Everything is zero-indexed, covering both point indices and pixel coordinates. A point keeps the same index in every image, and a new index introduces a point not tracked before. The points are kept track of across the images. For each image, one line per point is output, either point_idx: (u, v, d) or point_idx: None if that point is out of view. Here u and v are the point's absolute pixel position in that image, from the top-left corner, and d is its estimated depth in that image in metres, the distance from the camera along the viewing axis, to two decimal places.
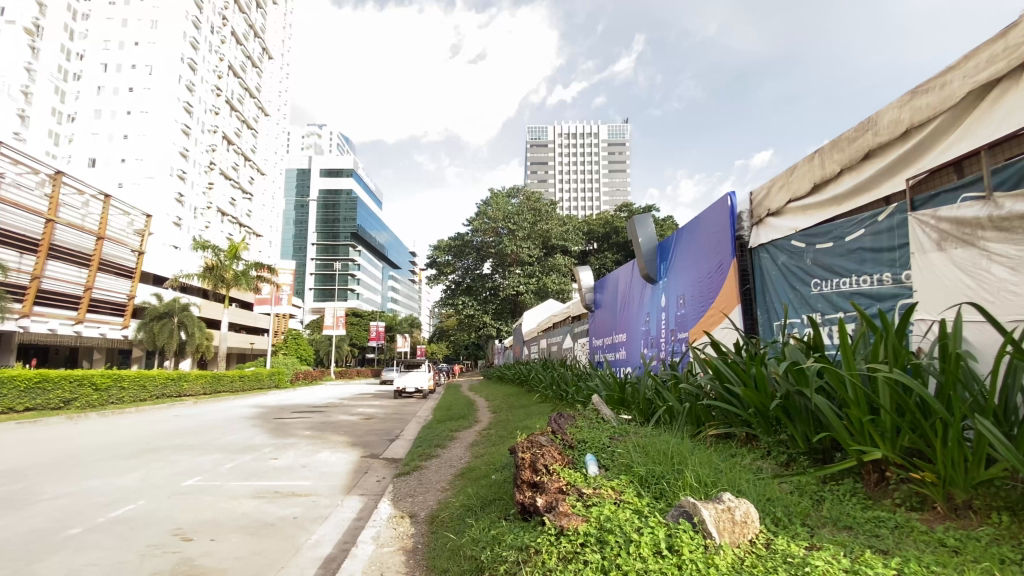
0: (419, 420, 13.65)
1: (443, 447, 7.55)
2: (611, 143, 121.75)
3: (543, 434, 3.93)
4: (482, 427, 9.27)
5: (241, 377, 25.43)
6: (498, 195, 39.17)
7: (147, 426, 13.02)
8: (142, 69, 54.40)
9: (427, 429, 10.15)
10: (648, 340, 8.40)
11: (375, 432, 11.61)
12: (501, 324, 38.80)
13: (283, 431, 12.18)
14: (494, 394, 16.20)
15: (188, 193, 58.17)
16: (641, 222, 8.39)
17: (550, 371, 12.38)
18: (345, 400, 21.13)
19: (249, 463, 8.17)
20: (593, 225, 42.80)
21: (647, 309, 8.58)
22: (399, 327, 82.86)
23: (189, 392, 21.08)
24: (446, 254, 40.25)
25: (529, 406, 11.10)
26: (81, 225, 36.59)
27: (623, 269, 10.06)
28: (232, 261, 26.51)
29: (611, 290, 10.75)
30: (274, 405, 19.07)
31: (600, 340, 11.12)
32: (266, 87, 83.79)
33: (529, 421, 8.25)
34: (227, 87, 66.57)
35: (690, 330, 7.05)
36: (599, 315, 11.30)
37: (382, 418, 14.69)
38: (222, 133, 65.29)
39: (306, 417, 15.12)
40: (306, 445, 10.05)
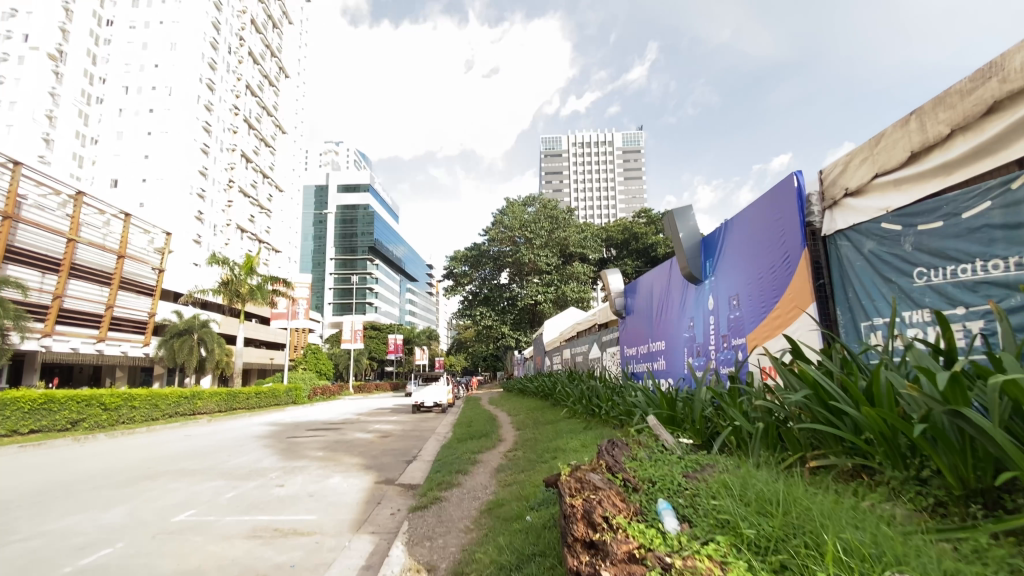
0: (438, 437, 12.79)
1: (466, 473, 6.65)
2: (626, 151, 120.96)
3: (596, 469, 3.06)
4: (508, 447, 8.36)
5: (258, 394, 24.87)
6: (513, 203, 38.44)
7: (153, 448, 12.36)
8: (161, 90, 55.19)
9: (447, 449, 9.28)
10: (693, 347, 7.47)
11: (392, 453, 10.76)
12: (520, 335, 37.88)
13: (294, 452, 11.40)
14: (517, 408, 15.28)
15: (208, 211, 58.76)
16: (681, 215, 7.46)
17: (578, 384, 11.43)
18: (362, 416, 20.40)
19: (252, 493, 7.35)
20: (611, 232, 41.79)
21: (690, 313, 7.64)
22: (417, 339, 82.43)
23: (203, 411, 20.51)
24: (462, 265, 39.56)
25: (558, 422, 10.16)
26: (101, 243, 36.84)
27: (657, 270, 9.12)
28: (247, 275, 26.05)
29: (644, 293, 9.82)
30: (289, 422, 18.36)
31: (632, 348, 10.17)
32: (283, 105, 84.99)
33: (561, 443, 7.31)
34: (245, 105, 67.51)
35: (748, 335, 6.12)
36: (630, 322, 10.38)
37: (399, 436, 13.83)
38: (241, 151, 65.91)
39: (320, 435, 14.36)
40: (318, 469, 9.23)
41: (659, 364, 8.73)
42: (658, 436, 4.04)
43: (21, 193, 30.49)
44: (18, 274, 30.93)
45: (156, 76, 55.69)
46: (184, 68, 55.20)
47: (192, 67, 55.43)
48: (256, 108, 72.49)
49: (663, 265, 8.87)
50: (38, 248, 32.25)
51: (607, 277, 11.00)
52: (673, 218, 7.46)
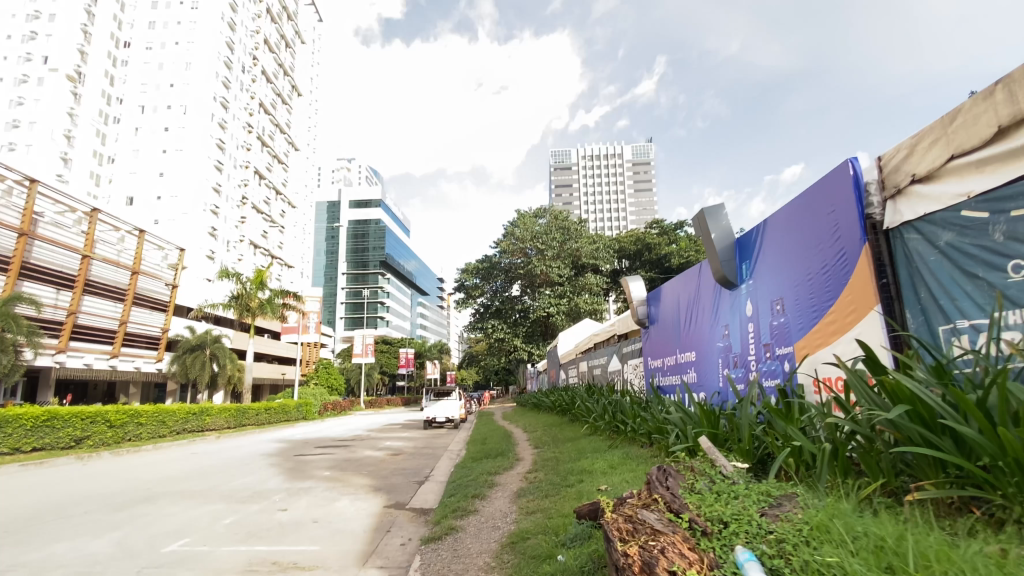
0: (451, 455, 12.22)
1: (483, 498, 6.04)
2: (636, 162, 120.53)
3: (649, 506, 2.53)
4: (528, 467, 7.73)
5: (267, 409, 24.44)
6: (524, 215, 38.02)
7: (156, 467, 11.88)
8: (176, 109, 55.93)
9: (461, 469, 8.70)
10: (729, 358, 6.86)
11: (403, 472, 10.16)
12: (533, 348, 37.23)
13: (301, 471, 10.83)
14: (532, 424, 14.63)
15: (222, 227, 59.15)
16: (714, 214, 6.89)
17: (599, 399, 10.81)
18: (373, 432, 19.86)
19: (252, 518, 6.79)
20: (624, 243, 41.11)
21: (725, 319, 7.04)
22: (429, 353, 81.94)
23: (212, 427, 20.12)
24: (474, 277, 39.12)
25: (579, 440, 9.52)
26: (116, 260, 37.02)
27: (685, 274, 8.53)
28: (258, 289, 25.70)
29: (670, 300, 9.23)
30: (298, 439, 17.86)
31: (657, 360, 9.56)
32: (296, 123, 85.93)
33: (587, 465, 6.69)
34: (258, 123, 68.30)
35: (796, 343, 5.50)
36: (654, 332, 9.78)
37: (410, 454, 13.23)
38: (254, 168, 66.51)
39: (329, 453, 13.84)
40: (325, 491, 8.66)
41: (688, 377, 8.12)
42: (714, 460, 3.49)
43: (37, 211, 30.69)
44: (32, 291, 30.94)
45: (171, 95, 56.48)
46: (199, 86, 55.93)
47: (206, 85, 56.17)
48: (270, 125, 73.31)
49: (691, 270, 8.29)
50: (52, 265, 32.35)
51: (628, 283, 10.35)
52: (705, 218, 6.90)
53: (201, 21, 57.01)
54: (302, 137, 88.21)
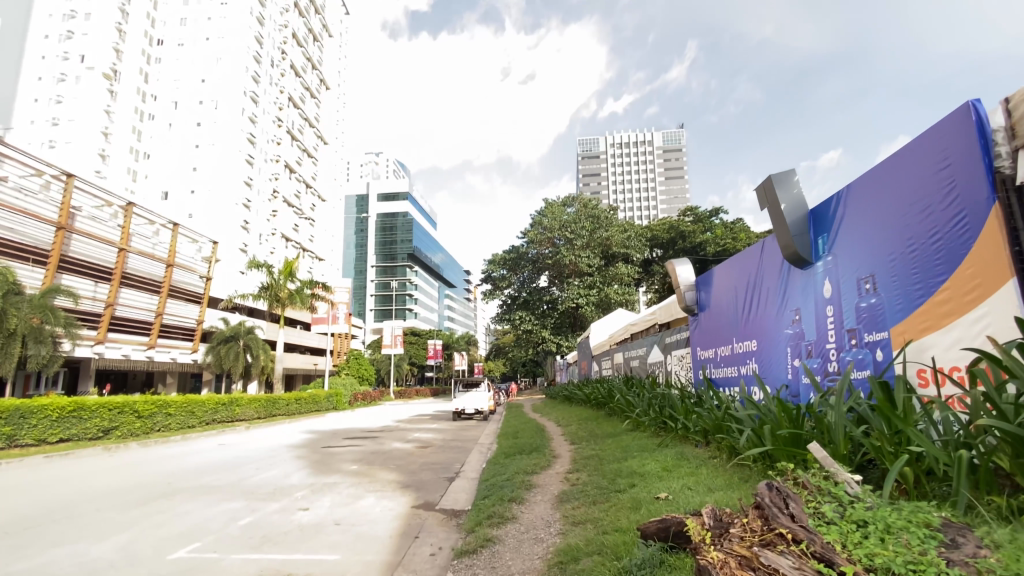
0: (482, 449, 11.68)
1: (522, 503, 5.36)
2: (666, 150, 117.50)
3: (787, 553, 1.97)
4: (568, 466, 7.03)
5: (298, 400, 24.40)
6: (552, 204, 37.15)
7: (182, 459, 11.66)
8: (208, 104, 56.71)
9: (494, 466, 8.09)
10: (801, 345, 6.03)
11: (432, 468, 9.60)
12: (562, 340, 36.48)
13: (326, 465, 10.39)
14: (566, 418, 13.93)
15: (253, 220, 59.98)
16: (783, 182, 6.08)
17: (642, 392, 10.06)
18: (402, 423, 19.52)
19: (270, 519, 6.28)
20: (656, 232, 39.76)
21: (795, 302, 6.20)
22: (456, 344, 81.93)
23: (242, 417, 20.09)
24: (501, 268, 38.46)
25: (621, 437, 8.76)
26: (151, 253, 37.73)
27: (744, 255, 7.72)
28: (286, 280, 25.50)
29: (724, 285, 8.44)
30: (327, 430, 17.62)
31: (708, 350, 8.75)
32: (324, 116, 86.54)
33: (640, 467, 5.94)
34: (287, 117, 68.97)
35: (891, 328, 4.66)
36: (706, 319, 8.98)
37: (439, 447, 12.71)
38: (284, 162, 67.23)
39: (357, 445, 13.45)
40: (350, 488, 8.15)
41: (749, 368, 7.32)
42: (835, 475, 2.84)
43: (76, 205, 31.39)
44: (72, 284, 31.75)
45: (203, 91, 57.36)
46: (230, 82, 56.65)
47: (236, 80, 56.84)
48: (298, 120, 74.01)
49: (753, 248, 7.46)
50: (91, 258, 33.13)
51: (673, 267, 9.53)
52: (773, 188, 6.10)
53: (230, 17, 57.62)
54: (330, 131, 88.80)
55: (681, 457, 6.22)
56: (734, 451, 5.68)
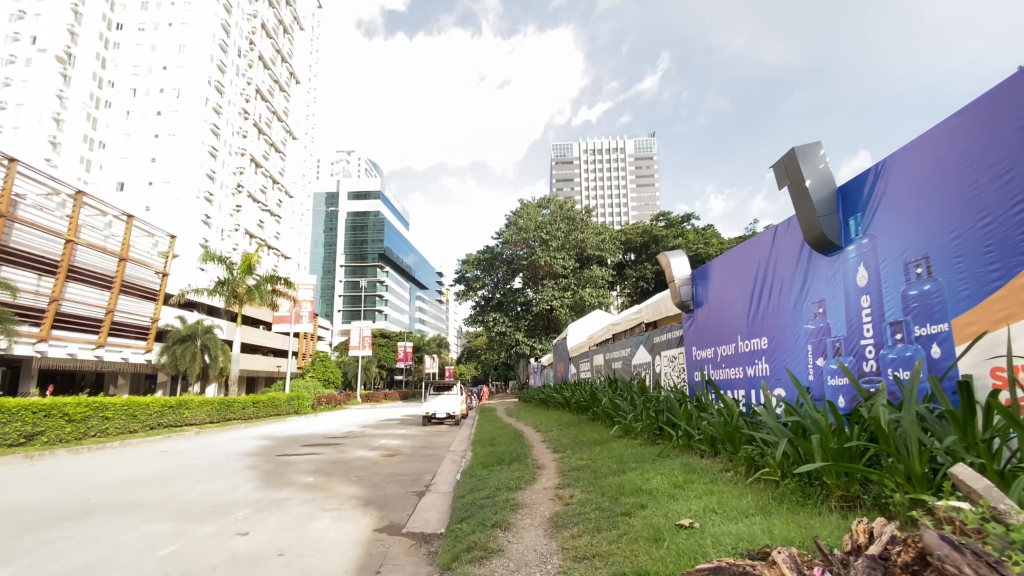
0: (454, 458, 10.69)
1: (509, 529, 4.41)
2: (638, 157, 118.68)
3: None
4: (556, 481, 6.09)
5: (255, 403, 22.78)
6: (527, 205, 36.43)
7: (113, 468, 10.27)
8: (169, 93, 54.06)
9: (469, 479, 7.11)
10: (826, 342, 5.29)
11: (400, 480, 8.55)
12: (536, 342, 35.56)
13: (278, 477, 9.18)
14: (545, 423, 13.02)
15: (215, 214, 57.37)
16: (807, 156, 5.35)
17: (631, 395, 9.24)
18: (368, 428, 18.32)
19: (196, 547, 5.12)
20: (630, 235, 39.28)
21: (819, 293, 5.46)
22: (427, 347, 80.24)
23: (193, 421, 18.55)
24: (474, 269, 37.37)
25: (610, 446, 7.90)
26: (103, 246, 35.05)
27: (750, 245, 6.97)
28: (245, 275, 23.05)
29: (725, 278, 7.70)
30: (286, 436, 16.31)
31: (706, 349, 7.97)
32: (293, 111, 83.91)
33: (646, 484, 5.04)
34: (254, 109, 66.44)
35: (953, 319, 3.93)
36: (702, 316, 8.22)
37: (407, 455, 11.62)
38: (250, 155, 64.72)
39: (316, 453, 12.24)
40: (302, 504, 7.02)
41: (756, 367, 6.58)
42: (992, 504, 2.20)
43: (19, 192, 28.96)
44: (11, 276, 29.21)
45: (164, 78, 54.70)
46: (194, 70, 54.21)
47: (201, 69, 54.44)
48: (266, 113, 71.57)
49: (761, 235, 6.72)
50: (33, 250, 30.61)
51: (665, 259, 8.74)
52: (797, 162, 5.35)
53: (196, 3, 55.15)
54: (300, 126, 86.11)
55: (689, 470, 5.42)
56: (755, 466, 4.89)
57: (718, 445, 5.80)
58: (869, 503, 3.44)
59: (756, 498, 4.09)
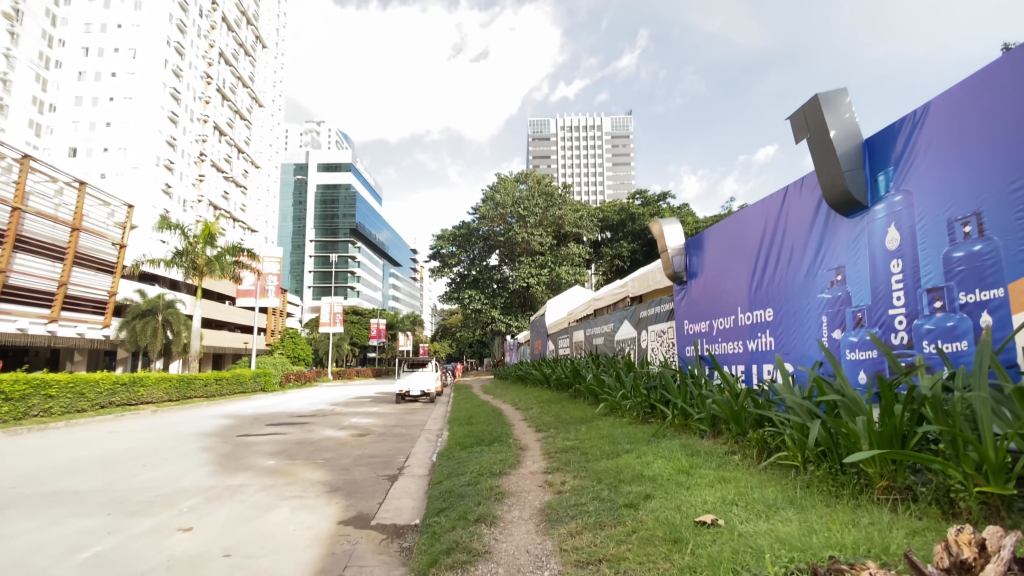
0: (429, 438, 10.09)
1: (496, 525, 3.81)
2: (614, 136, 118.02)
3: None
4: (543, 464, 5.51)
5: (216, 380, 21.61)
6: (505, 179, 35.51)
7: (51, 452, 9.31)
8: (124, 53, 50.61)
9: (446, 462, 6.52)
10: (845, 313, 4.79)
11: (371, 463, 7.87)
12: (512, 320, 34.89)
13: (235, 461, 8.38)
14: (524, 401, 12.47)
15: (177, 184, 54.61)
16: (832, 103, 4.75)
17: (616, 371, 8.73)
18: (338, 407, 17.56)
19: (129, 547, 4.38)
20: (608, 213, 38.76)
21: (837, 258, 4.95)
22: (401, 324, 78.99)
23: (149, 399, 17.47)
24: (450, 244, 36.35)
25: (598, 425, 7.36)
26: (53, 214, 32.48)
27: (754, 211, 6.40)
28: (206, 246, 21.61)
29: (723, 246, 7.14)
30: (249, 415, 15.42)
31: (700, 323, 7.44)
32: (260, 77, 80.17)
33: (649, 469, 4.47)
34: (218, 74, 63.05)
35: (1010, 284, 3.42)
36: (696, 289, 7.67)
37: (379, 435, 10.92)
38: (213, 123, 61.56)
39: (281, 432, 11.48)
40: (259, 492, 6.29)
41: (759, 342, 6.08)
42: None
43: None
44: None
45: (118, 37, 51.19)
46: (151, 28, 50.83)
47: (159, 28, 51.09)
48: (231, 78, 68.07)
49: (767, 200, 6.15)
50: None
51: (657, 227, 8.13)
52: (821, 110, 4.75)
53: None
54: (267, 94, 82.41)
55: (693, 452, 4.91)
56: (769, 449, 4.42)
57: (721, 424, 5.31)
58: (925, 496, 2.95)
59: (781, 487, 3.58)
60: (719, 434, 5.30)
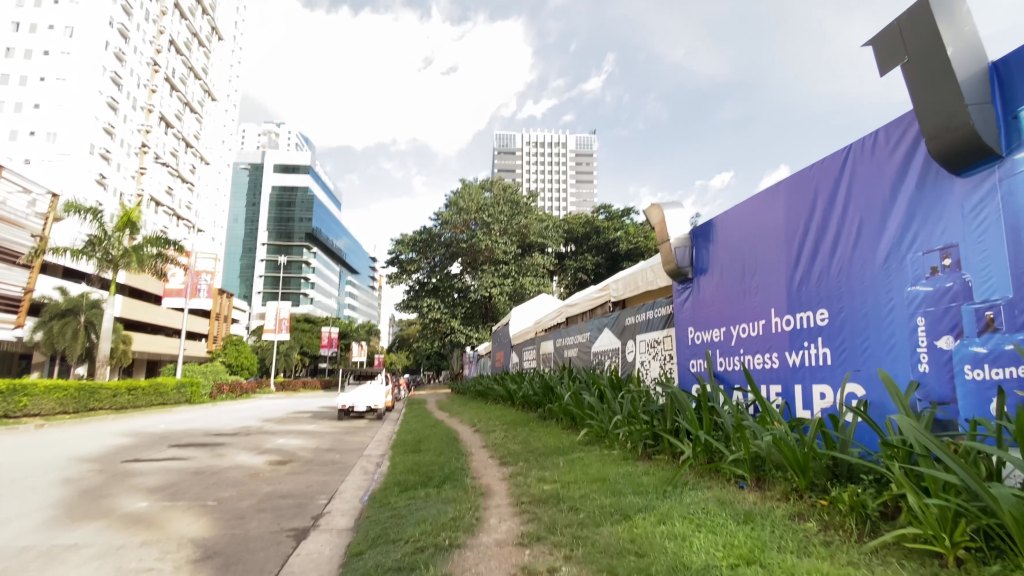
0: (367, 468, 8.17)
1: None
2: (579, 153, 119.26)
3: None
4: (518, 528, 3.74)
5: (128, 389, 18.66)
6: (469, 185, 33.83)
7: None
8: (60, 31, 46.59)
9: (376, 516, 4.65)
10: (962, 311, 3.29)
11: (277, 507, 5.86)
12: (472, 331, 32.84)
13: (92, 502, 6.17)
14: (484, 421, 10.67)
15: (113, 176, 49.99)
16: (946, 8, 3.32)
17: (601, 390, 7.04)
18: (271, 424, 15.20)
19: None
20: (573, 225, 37.56)
21: (943, 235, 3.47)
22: (355, 333, 75.54)
23: (36, 411, 14.63)
24: (409, 251, 34.09)
25: (580, 459, 5.67)
26: None
27: (795, 181, 4.90)
28: (124, 235, 18.85)
29: (745, 233, 5.60)
30: (158, 433, 12.93)
31: (712, 330, 5.86)
32: (214, 70, 76.06)
33: (691, 553, 2.79)
34: (166, 62, 59.07)
35: None
36: (707, 287, 6.09)
37: (304, 464, 8.83)
38: (159, 114, 57.57)
39: (182, 459, 9.21)
40: (89, 561, 4.20)
41: (805, 354, 4.52)
42: None
43: None
44: None
45: (54, 14, 46.84)
46: (92, 7, 47.03)
47: (102, 7, 47.41)
48: (181, 68, 64.11)
49: (814, 167, 4.69)
50: None
51: (658, 212, 6.58)
52: (933, 18, 3.32)
53: None
54: (222, 88, 78.22)
55: (745, 518, 3.26)
56: (874, 521, 2.85)
57: (773, 471, 3.71)
58: None
59: None
60: (769, 486, 3.69)
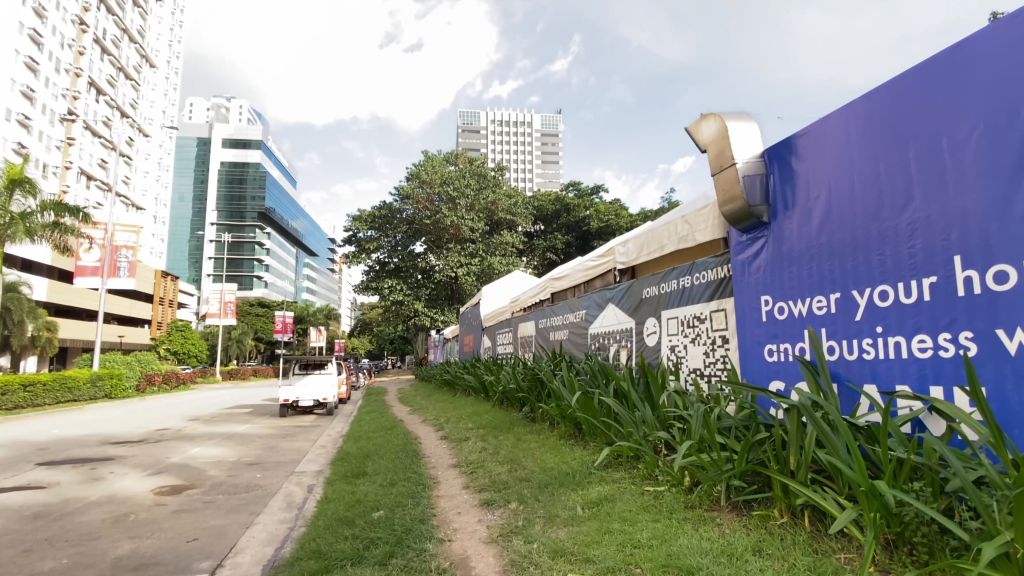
0: (291, 500, 5.85)
1: None
2: (545, 133, 117.52)
3: None
4: None
5: (21, 385, 15.52)
6: (432, 157, 31.09)
7: None
8: None
9: None
10: None
11: None
12: (437, 314, 30.40)
13: None
14: (453, 424, 8.46)
15: (34, 144, 44.48)
16: None
17: (623, 388, 4.89)
18: (194, 426, 12.51)
19: None
20: (543, 202, 35.19)
21: None
22: (312, 318, 71.96)
23: None
24: (367, 228, 31.18)
25: (612, 504, 3.54)
26: None
27: (1007, 32, 2.71)
28: (10, 199, 15.54)
29: (874, 138, 3.42)
30: (35, 444, 10.11)
31: (816, 298, 3.76)
32: (152, 33, 69.57)
33: None
34: (96, 21, 53.24)
35: None
36: (796, 233, 3.97)
37: (207, 492, 6.39)
38: (87, 79, 51.83)
39: (34, 489, 6.58)
40: None
41: None
42: None
43: None
44: None
45: None
46: None
47: None
48: (114, 30, 58.10)
49: None
50: None
51: (714, 124, 4.46)
52: None
53: None
54: (162, 54, 71.84)
55: None
56: None
57: None
58: None
59: None
60: None
